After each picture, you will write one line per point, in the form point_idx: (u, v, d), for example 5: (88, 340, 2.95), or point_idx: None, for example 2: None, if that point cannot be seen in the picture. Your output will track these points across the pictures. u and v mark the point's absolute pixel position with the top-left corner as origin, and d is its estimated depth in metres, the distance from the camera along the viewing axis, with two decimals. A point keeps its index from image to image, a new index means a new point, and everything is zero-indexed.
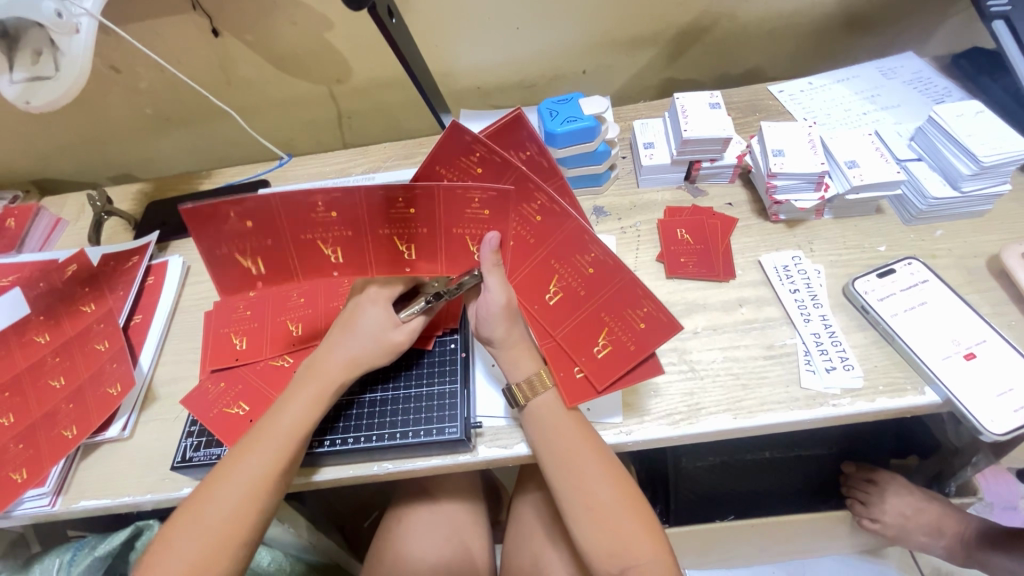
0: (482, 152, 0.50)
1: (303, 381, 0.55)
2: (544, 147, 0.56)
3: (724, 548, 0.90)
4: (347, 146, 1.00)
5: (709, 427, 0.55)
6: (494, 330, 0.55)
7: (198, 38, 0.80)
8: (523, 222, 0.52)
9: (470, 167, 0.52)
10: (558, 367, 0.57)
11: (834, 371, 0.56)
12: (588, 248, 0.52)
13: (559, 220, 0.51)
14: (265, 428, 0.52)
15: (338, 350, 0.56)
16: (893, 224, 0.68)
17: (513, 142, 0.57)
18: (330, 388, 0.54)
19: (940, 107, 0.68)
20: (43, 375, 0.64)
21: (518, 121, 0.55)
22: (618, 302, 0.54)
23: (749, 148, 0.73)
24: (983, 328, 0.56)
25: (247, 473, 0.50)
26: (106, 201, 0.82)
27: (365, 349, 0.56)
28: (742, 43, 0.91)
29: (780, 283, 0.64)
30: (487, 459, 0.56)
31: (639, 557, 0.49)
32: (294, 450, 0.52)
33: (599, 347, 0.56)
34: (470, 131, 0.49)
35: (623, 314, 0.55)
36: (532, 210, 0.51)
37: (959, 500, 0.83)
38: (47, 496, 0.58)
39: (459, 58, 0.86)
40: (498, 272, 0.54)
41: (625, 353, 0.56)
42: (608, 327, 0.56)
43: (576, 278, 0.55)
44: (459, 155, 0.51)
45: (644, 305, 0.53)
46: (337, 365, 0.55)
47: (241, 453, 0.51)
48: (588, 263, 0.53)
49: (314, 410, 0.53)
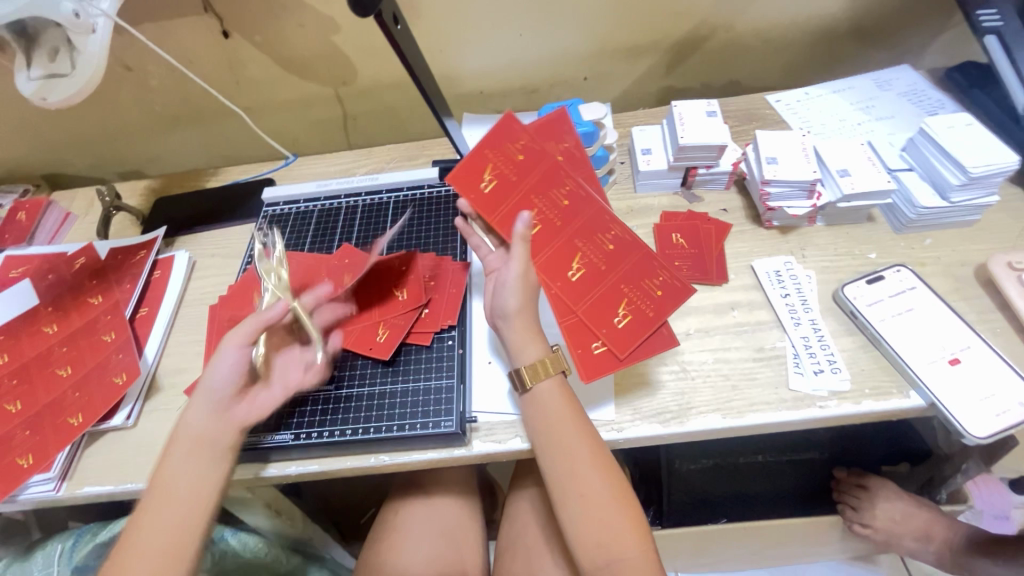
0: (526, 140, 0.58)
1: (175, 439, 0.51)
2: (580, 141, 0.60)
3: (715, 550, 0.91)
4: (352, 147, 1.01)
5: (699, 426, 0.56)
6: (508, 300, 0.56)
7: (208, 39, 0.82)
8: (553, 204, 0.58)
9: (512, 155, 0.58)
10: (578, 344, 0.56)
11: (822, 374, 0.58)
12: (609, 226, 0.57)
13: (585, 202, 0.58)
14: (152, 488, 0.49)
15: (196, 402, 0.52)
16: (884, 232, 0.69)
17: (550, 136, 0.61)
18: (205, 434, 0.51)
19: (931, 119, 0.69)
20: (51, 364, 0.66)
21: (560, 118, 0.61)
22: (634, 275, 0.57)
23: (744, 155, 0.74)
24: (969, 335, 0.58)
25: (151, 539, 0.47)
26: (115, 197, 0.84)
27: (211, 383, 0.52)
28: (740, 53, 0.92)
29: (772, 287, 0.65)
30: (481, 453, 0.57)
31: (624, 551, 0.50)
32: (190, 506, 0.49)
33: (618, 318, 0.56)
34: (518, 121, 0.58)
35: (641, 285, 0.57)
36: (562, 194, 0.57)
37: (948, 507, 0.84)
38: (52, 481, 0.59)
39: (463, 62, 0.88)
40: (524, 246, 0.56)
41: (644, 322, 0.56)
42: (627, 299, 0.57)
43: (598, 254, 0.57)
44: (505, 141, 0.58)
45: (660, 274, 0.57)
46: (197, 414, 0.52)
47: (141, 520, 0.48)
48: (609, 241, 0.58)
49: (192, 459, 0.50)
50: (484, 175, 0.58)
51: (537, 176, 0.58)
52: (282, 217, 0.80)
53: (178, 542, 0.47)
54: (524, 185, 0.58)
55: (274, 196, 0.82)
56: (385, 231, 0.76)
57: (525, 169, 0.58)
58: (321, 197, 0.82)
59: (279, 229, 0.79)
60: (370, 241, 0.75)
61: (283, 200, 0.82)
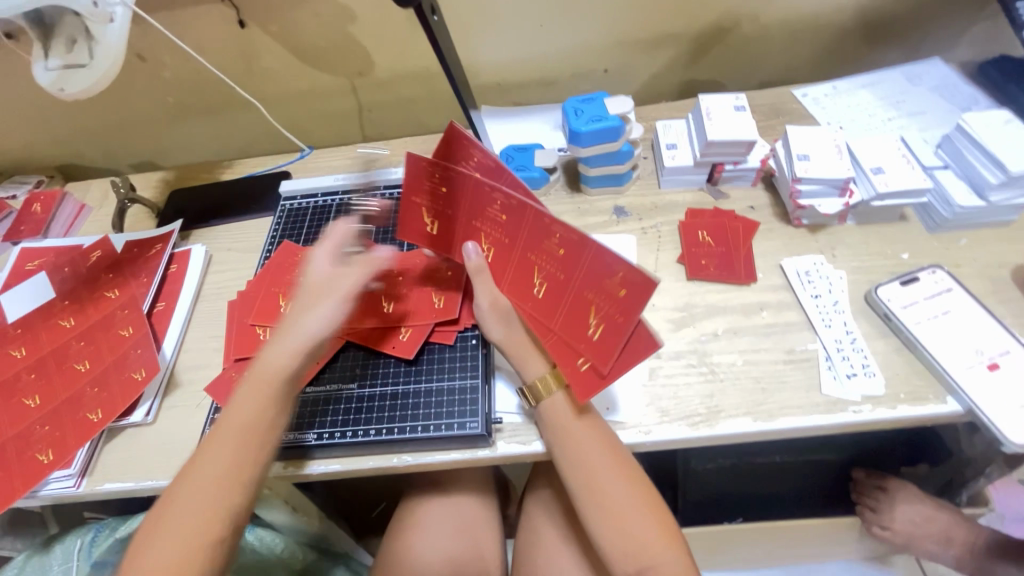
0: (436, 172, 0.56)
1: (222, 424, 0.52)
2: (487, 149, 0.55)
3: (731, 551, 0.90)
4: (366, 139, 1.00)
5: (728, 429, 0.55)
6: (492, 332, 0.57)
7: (222, 28, 0.81)
8: (493, 224, 0.56)
9: (436, 189, 0.58)
10: (563, 362, 0.55)
11: (855, 377, 0.56)
12: (550, 230, 0.52)
13: (518, 211, 0.53)
14: (223, 420, 0.52)
15: (284, 342, 0.55)
16: (917, 232, 0.67)
17: (462, 152, 0.57)
18: (261, 423, 0.51)
19: (968, 115, 0.67)
20: (69, 359, 0.66)
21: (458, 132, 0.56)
22: (592, 279, 0.51)
23: (773, 151, 0.72)
24: (1007, 339, 0.56)
25: (204, 473, 0.49)
26: (130, 189, 0.83)
27: (303, 324, 0.55)
28: (765, 45, 0.90)
29: (802, 288, 0.64)
30: (505, 455, 0.56)
31: (654, 557, 0.49)
32: (228, 496, 0.49)
33: (592, 328, 0.52)
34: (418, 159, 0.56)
35: (603, 288, 0.51)
36: (495, 210, 0.55)
37: (970, 510, 0.83)
38: (72, 477, 0.59)
39: (481, 53, 0.86)
40: (483, 275, 0.57)
41: (616, 327, 0.51)
42: (594, 306, 0.52)
43: (553, 263, 0.53)
44: (422, 183, 0.58)
45: (617, 273, 0.49)
46: (282, 354, 0.54)
47: (203, 451, 0.50)
48: (557, 245, 0.52)
49: (266, 399, 0.52)
50: (426, 219, 0.61)
51: (466, 203, 0.57)
52: (299, 211, 0.79)
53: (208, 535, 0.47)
54: (460, 215, 0.58)
55: (291, 190, 0.81)
56: None
57: (453, 201, 0.58)
58: (339, 191, 0.81)
59: (296, 224, 0.77)
60: (389, 237, 0.73)
61: (300, 194, 0.81)
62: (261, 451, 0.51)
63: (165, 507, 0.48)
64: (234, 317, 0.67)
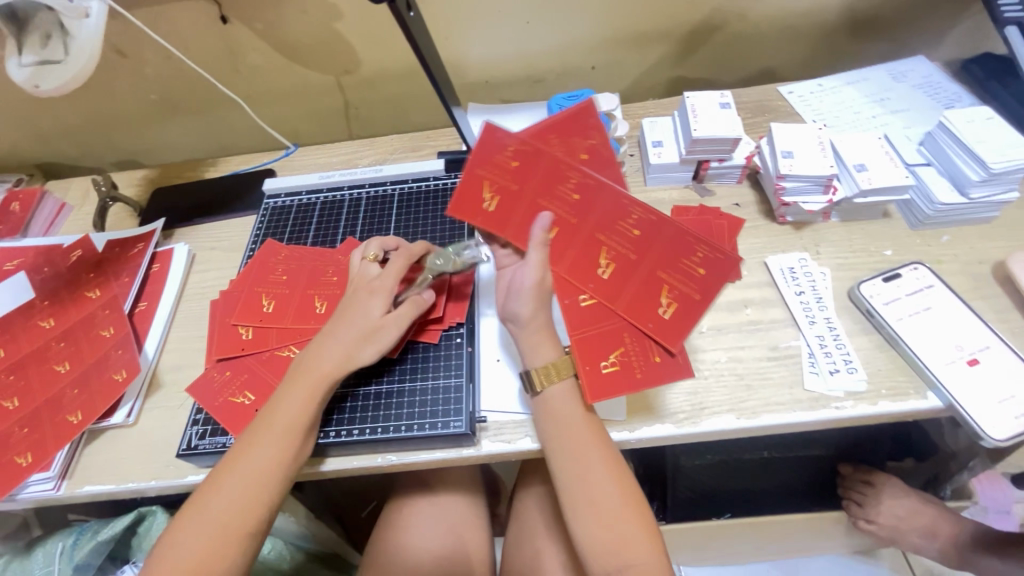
0: (520, 147, 0.56)
1: (263, 420, 0.52)
2: (607, 139, 0.58)
3: (719, 546, 0.90)
4: (353, 137, 0.99)
5: (712, 426, 0.55)
6: (520, 308, 0.53)
7: (206, 25, 0.80)
8: (563, 203, 0.55)
9: (506, 164, 0.56)
10: (583, 360, 0.52)
11: (838, 373, 0.56)
12: (629, 211, 0.55)
13: (596, 191, 0.55)
14: (267, 418, 0.52)
15: (334, 350, 0.54)
16: (900, 228, 0.68)
17: (574, 135, 0.58)
18: (303, 422, 0.52)
19: (950, 112, 0.68)
20: (48, 360, 0.65)
21: (586, 110, 0.59)
22: (669, 255, 0.54)
23: (758, 149, 0.73)
24: (987, 335, 0.57)
25: (245, 470, 0.50)
26: (111, 187, 0.81)
27: (357, 339, 0.55)
28: (752, 43, 0.90)
29: (786, 285, 0.64)
30: (490, 453, 0.56)
31: (636, 558, 0.48)
32: (262, 492, 0.50)
33: (663, 307, 0.54)
34: (504, 130, 0.55)
35: (678, 263, 0.54)
36: (569, 189, 0.55)
37: (953, 504, 0.84)
38: (51, 480, 0.58)
39: (468, 51, 0.86)
40: (542, 248, 0.53)
41: (691, 305, 0.53)
42: (668, 285, 0.54)
43: (624, 244, 0.55)
44: (495, 154, 0.56)
45: (697, 251, 0.53)
46: (330, 361, 0.54)
47: (244, 447, 0.51)
48: (633, 226, 0.55)
49: (313, 401, 0.53)
50: (485, 193, 0.56)
51: (539, 177, 0.55)
52: (284, 209, 0.78)
53: (238, 526, 0.48)
54: (526, 193, 0.56)
55: (275, 188, 0.80)
56: (389, 225, 0.74)
57: (525, 177, 0.56)
58: (324, 188, 0.80)
59: (280, 222, 0.77)
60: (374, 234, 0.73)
61: (284, 193, 0.81)
62: (302, 452, 0.52)
63: (202, 497, 0.49)
64: (217, 318, 0.66)
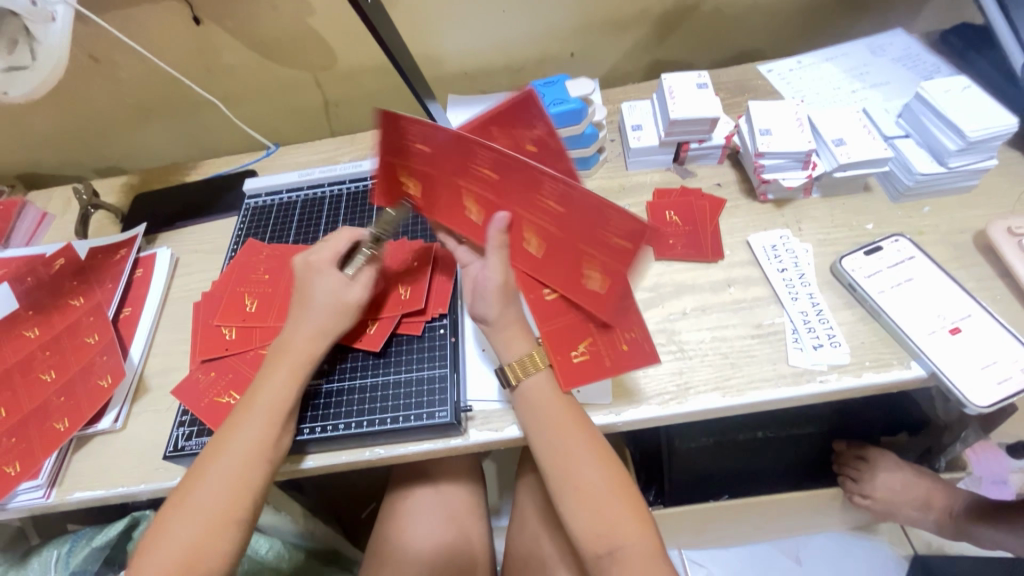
0: (417, 130, 0.49)
1: (241, 410, 0.53)
2: (554, 126, 0.52)
3: (716, 529, 0.90)
4: (335, 134, 0.99)
5: (698, 405, 0.55)
6: (487, 310, 0.54)
7: (179, 27, 0.79)
8: (519, 201, 0.52)
9: (453, 165, 0.52)
10: (554, 351, 0.55)
11: (822, 348, 0.57)
12: (549, 187, 0.47)
13: (515, 171, 0.48)
14: (248, 403, 0.53)
15: (302, 327, 0.56)
16: (881, 201, 0.68)
17: (524, 119, 0.52)
18: (283, 406, 0.53)
19: (927, 83, 0.67)
20: (34, 369, 0.65)
21: (530, 97, 0.51)
22: (587, 226, 0.49)
23: (737, 127, 0.72)
24: (969, 303, 0.57)
25: (229, 455, 0.50)
26: (92, 194, 0.80)
27: (324, 317, 0.56)
28: (730, 22, 0.90)
29: (768, 262, 0.64)
30: (477, 442, 0.56)
31: (625, 539, 0.49)
32: (245, 481, 0.49)
33: (589, 277, 0.53)
34: (400, 119, 0.48)
35: (597, 237, 0.49)
36: (482, 167, 0.50)
37: (948, 475, 0.83)
38: (41, 488, 0.58)
39: (445, 43, 0.85)
40: (500, 252, 0.53)
41: (613, 275, 0.51)
42: (590, 257, 0.51)
43: (550, 221, 0.50)
44: (402, 140, 0.51)
45: (612, 222, 0.47)
46: (305, 338, 0.55)
47: (226, 433, 0.51)
48: (556, 203, 0.49)
49: (290, 382, 0.54)
50: (410, 181, 0.56)
51: (453, 160, 0.51)
52: (265, 209, 0.78)
53: (224, 520, 0.48)
54: (450, 177, 0.53)
55: (255, 189, 0.80)
56: (369, 220, 0.74)
57: (439, 160, 0.51)
58: (305, 186, 0.80)
59: (262, 222, 0.76)
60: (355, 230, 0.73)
61: (265, 192, 0.80)
62: (283, 438, 0.52)
63: (187, 489, 0.49)
64: (200, 322, 0.65)
